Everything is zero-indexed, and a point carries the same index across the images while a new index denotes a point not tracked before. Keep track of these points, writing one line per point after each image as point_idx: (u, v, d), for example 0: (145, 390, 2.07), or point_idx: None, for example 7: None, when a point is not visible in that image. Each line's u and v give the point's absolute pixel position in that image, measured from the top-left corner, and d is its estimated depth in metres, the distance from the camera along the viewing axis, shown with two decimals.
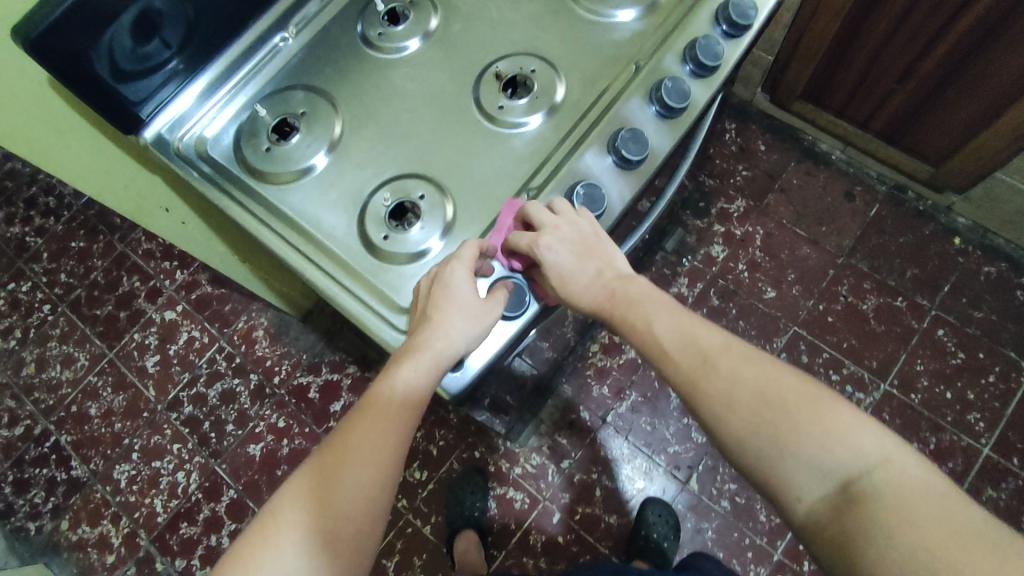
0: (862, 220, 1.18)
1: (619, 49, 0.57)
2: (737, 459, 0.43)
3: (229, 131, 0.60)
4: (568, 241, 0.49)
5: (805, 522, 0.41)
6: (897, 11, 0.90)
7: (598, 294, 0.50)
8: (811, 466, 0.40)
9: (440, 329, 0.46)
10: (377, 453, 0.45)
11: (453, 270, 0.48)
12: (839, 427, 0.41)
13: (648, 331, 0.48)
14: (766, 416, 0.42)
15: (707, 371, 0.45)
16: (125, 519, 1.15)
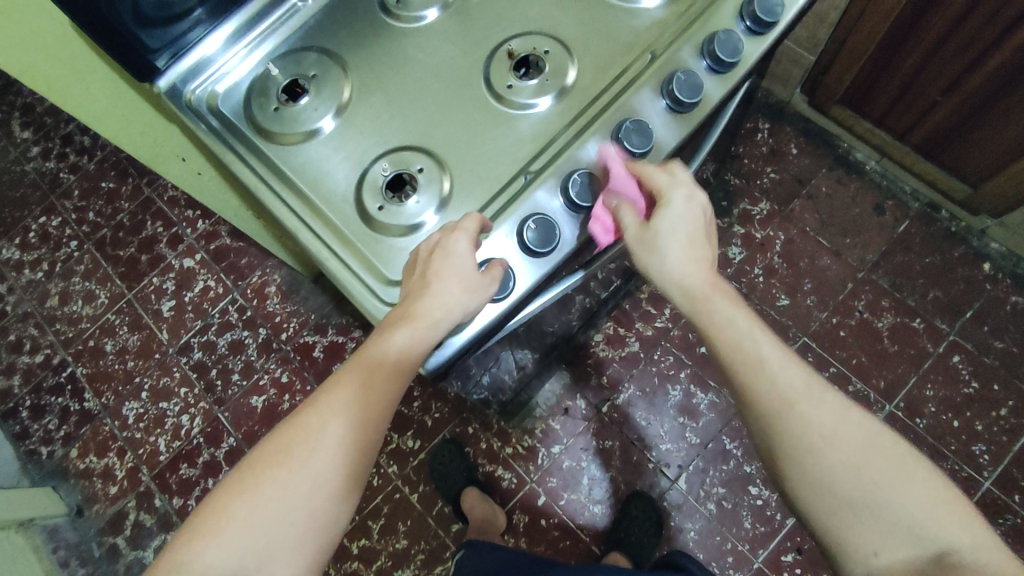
0: (889, 235, 1.14)
1: (637, 37, 0.56)
2: (819, 495, 0.45)
3: (241, 87, 0.60)
4: (690, 213, 0.51)
5: (875, 572, 0.43)
6: (950, 18, 0.86)
7: (700, 272, 0.50)
8: (902, 523, 0.43)
9: (438, 296, 0.46)
10: (353, 415, 0.47)
11: (456, 238, 0.48)
12: (919, 484, 0.44)
13: (755, 356, 0.48)
14: (864, 462, 0.44)
15: (810, 406, 0.46)
16: (129, 454, 1.20)
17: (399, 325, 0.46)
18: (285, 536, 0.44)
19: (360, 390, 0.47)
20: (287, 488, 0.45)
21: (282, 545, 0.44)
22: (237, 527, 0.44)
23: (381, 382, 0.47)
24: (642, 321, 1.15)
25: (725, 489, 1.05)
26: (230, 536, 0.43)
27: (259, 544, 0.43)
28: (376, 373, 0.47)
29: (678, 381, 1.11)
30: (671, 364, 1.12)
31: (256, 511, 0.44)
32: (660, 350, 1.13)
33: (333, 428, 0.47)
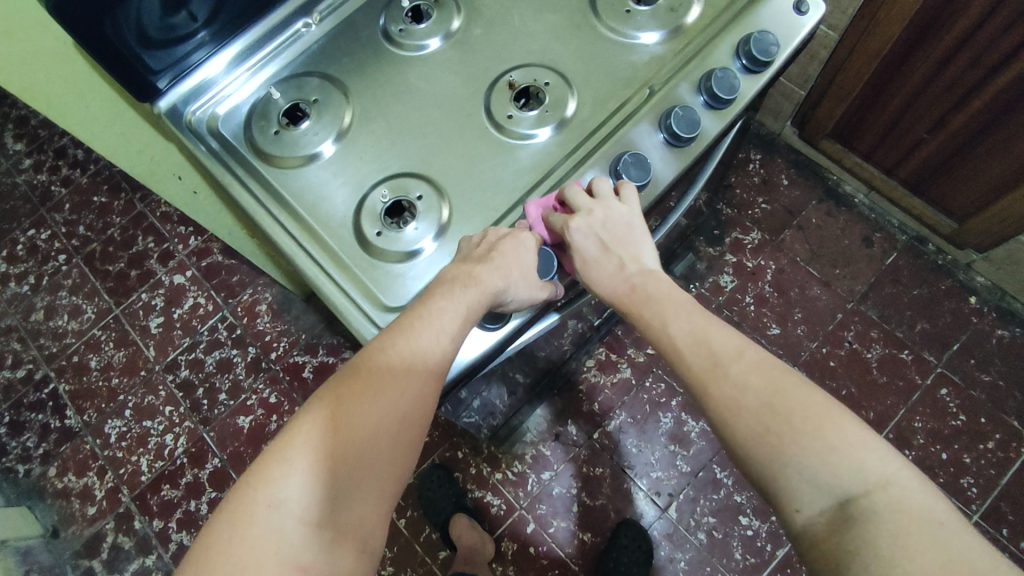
0: (877, 267, 1.16)
1: (635, 72, 0.57)
2: (744, 462, 0.43)
3: (242, 110, 0.61)
4: (599, 228, 0.50)
5: (801, 532, 0.40)
6: (936, 60, 0.88)
7: (619, 287, 0.49)
8: (810, 479, 0.40)
9: (501, 270, 0.48)
10: (414, 372, 0.45)
11: (524, 233, 0.51)
12: (847, 440, 0.40)
13: (661, 326, 0.48)
14: (768, 425, 0.42)
15: (719, 374, 0.44)
16: (110, 474, 1.17)
17: (461, 287, 0.47)
18: (353, 497, 0.42)
19: (415, 350, 0.46)
20: (344, 448, 0.42)
21: (350, 507, 0.42)
22: (300, 485, 0.41)
23: (439, 340, 0.46)
24: (634, 347, 1.15)
25: (715, 518, 1.04)
26: (293, 495, 0.41)
27: (327, 504, 0.41)
28: (431, 334, 0.46)
29: (669, 409, 1.11)
30: (663, 391, 1.12)
31: (317, 469, 0.42)
32: (651, 377, 1.13)
33: (391, 387, 0.45)
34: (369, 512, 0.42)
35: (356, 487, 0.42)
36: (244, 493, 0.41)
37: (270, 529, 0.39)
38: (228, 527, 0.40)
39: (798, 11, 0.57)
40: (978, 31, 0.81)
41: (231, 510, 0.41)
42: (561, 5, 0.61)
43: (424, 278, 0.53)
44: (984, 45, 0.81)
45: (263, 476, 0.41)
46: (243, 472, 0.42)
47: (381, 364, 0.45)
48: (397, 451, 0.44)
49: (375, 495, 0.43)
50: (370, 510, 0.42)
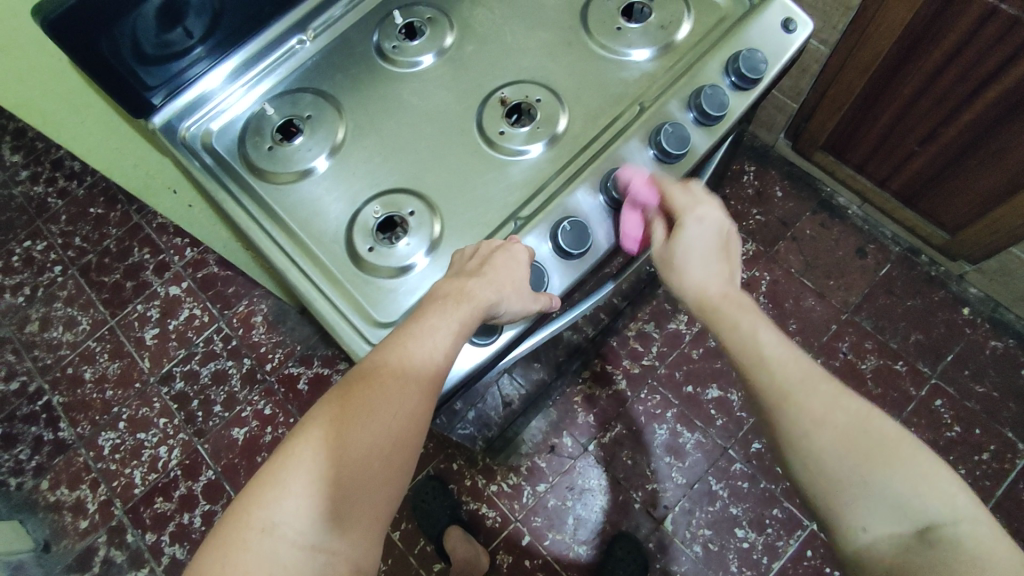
0: (871, 278, 1.17)
1: (626, 89, 0.58)
2: (815, 477, 0.44)
3: (235, 126, 0.61)
4: (711, 231, 0.51)
5: (863, 550, 0.42)
6: (925, 73, 0.90)
7: (712, 289, 0.50)
8: (892, 504, 0.41)
9: (491, 285, 0.48)
10: (406, 392, 0.45)
11: (516, 246, 0.51)
12: (924, 471, 0.42)
13: (747, 336, 0.48)
14: (853, 445, 0.43)
15: (804, 389, 0.46)
16: (103, 486, 1.17)
17: (453, 304, 0.47)
18: (347, 518, 0.42)
19: (407, 369, 0.45)
20: (339, 469, 0.43)
21: (344, 527, 0.42)
22: (294, 508, 0.42)
23: (431, 359, 0.46)
24: (629, 359, 1.15)
25: (711, 530, 1.04)
26: (287, 518, 0.41)
27: (320, 526, 0.42)
28: (423, 352, 0.46)
29: (665, 420, 1.11)
30: (658, 403, 1.12)
31: (310, 492, 0.42)
32: (646, 389, 1.13)
33: (384, 407, 0.45)
34: (363, 532, 0.43)
35: (349, 509, 0.43)
36: (240, 515, 0.42)
37: (265, 552, 0.40)
38: (225, 550, 0.41)
39: (786, 29, 0.58)
40: (966, 47, 0.82)
41: (228, 532, 0.42)
42: (553, 22, 0.62)
43: (416, 292, 0.53)
44: (972, 60, 0.82)
45: (258, 499, 0.42)
46: (240, 494, 0.43)
47: (373, 384, 0.45)
48: (391, 471, 0.44)
49: (369, 516, 0.43)
50: (364, 531, 0.43)
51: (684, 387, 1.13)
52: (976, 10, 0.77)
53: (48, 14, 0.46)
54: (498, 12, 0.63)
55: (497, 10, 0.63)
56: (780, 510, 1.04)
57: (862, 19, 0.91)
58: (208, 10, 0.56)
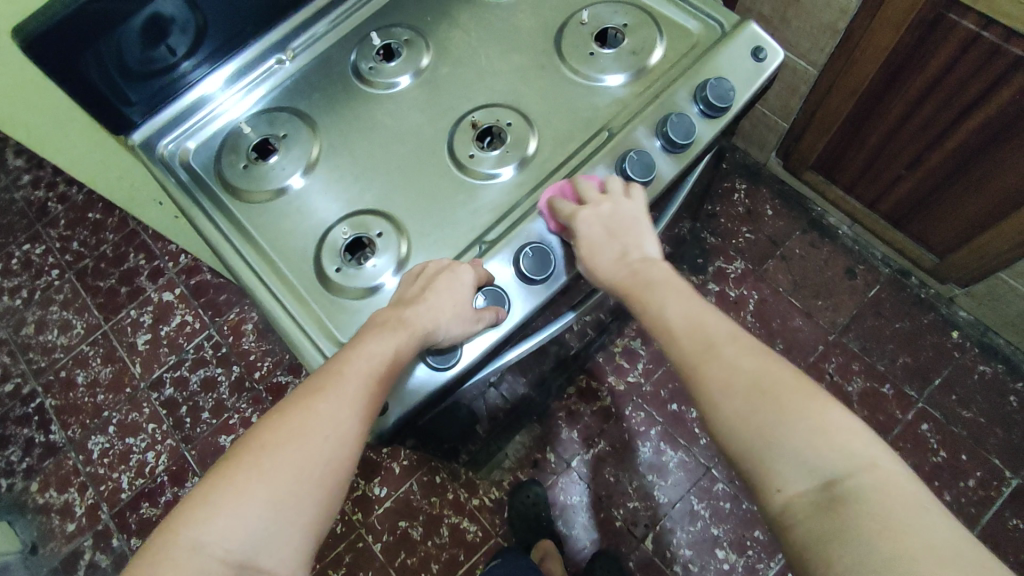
0: (860, 299, 1.16)
1: (596, 114, 0.58)
2: (726, 443, 0.43)
3: (212, 143, 0.62)
4: (603, 221, 0.52)
5: (780, 514, 0.40)
6: (910, 99, 0.90)
7: (622, 272, 0.50)
8: (792, 458, 0.40)
9: (430, 311, 0.48)
10: (342, 412, 0.45)
11: (462, 267, 0.51)
12: (831, 420, 0.41)
13: (651, 307, 0.49)
14: (755, 404, 0.42)
15: (710, 354, 0.45)
16: (91, 490, 1.18)
17: (389, 331, 0.47)
18: (276, 538, 0.42)
19: (342, 393, 0.46)
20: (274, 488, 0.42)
21: (271, 547, 0.42)
22: (221, 528, 0.41)
23: (367, 383, 0.46)
24: (615, 375, 1.15)
25: (692, 551, 1.03)
26: (213, 538, 0.41)
27: (248, 546, 0.41)
28: (358, 375, 0.46)
29: (648, 437, 1.11)
30: (642, 420, 1.12)
31: (240, 510, 0.42)
32: (631, 406, 1.13)
33: (318, 429, 0.45)
34: (292, 553, 0.42)
35: (278, 529, 0.42)
36: (167, 536, 0.41)
37: (188, 572, 0.40)
38: (147, 570, 0.40)
39: (756, 57, 0.58)
40: (949, 72, 0.82)
41: (153, 550, 0.41)
42: (527, 46, 0.62)
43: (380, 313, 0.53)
44: (955, 87, 0.83)
45: (185, 520, 0.41)
46: (168, 515, 0.42)
47: (308, 408, 0.45)
48: (324, 492, 0.44)
49: (299, 536, 0.43)
50: (294, 550, 0.42)
51: (669, 405, 1.12)
52: (958, 38, 0.78)
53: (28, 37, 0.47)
54: (474, 35, 0.64)
55: (473, 34, 0.64)
56: (761, 532, 1.03)
57: (848, 42, 0.92)
58: (190, 31, 0.58)
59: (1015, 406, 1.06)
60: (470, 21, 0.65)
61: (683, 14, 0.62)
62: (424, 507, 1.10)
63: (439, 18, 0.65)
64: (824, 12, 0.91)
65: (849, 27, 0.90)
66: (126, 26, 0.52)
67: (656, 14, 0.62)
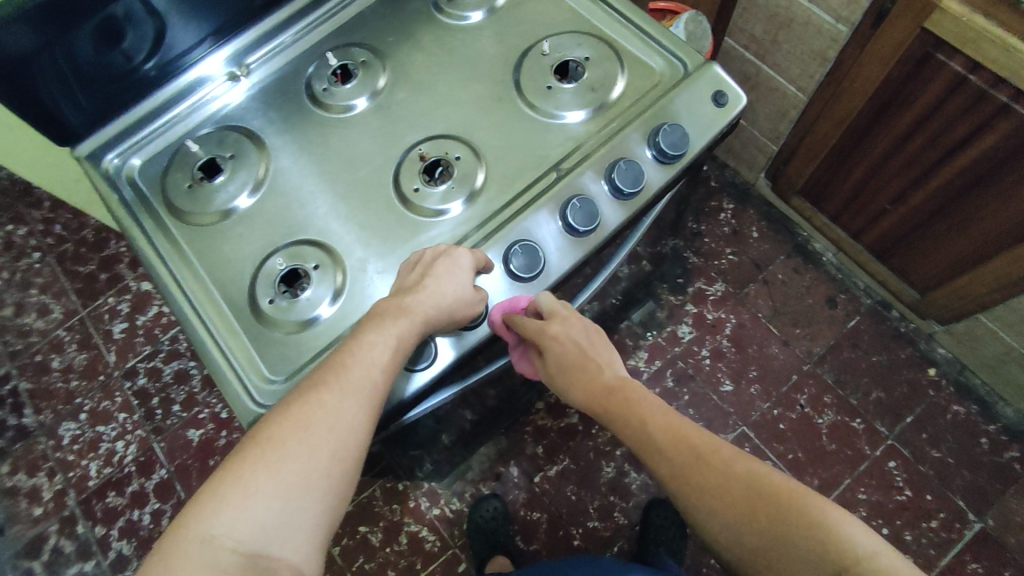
0: (838, 329, 1.14)
1: (548, 151, 0.57)
2: (732, 552, 0.44)
3: (160, 160, 0.61)
4: (574, 337, 0.52)
5: None
6: (896, 135, 0.87)
7: (597, 391, 0.51)
8: (799, 561, 0.40)
9: (431, 298, 0.48)
10: (345, 408, 0.45)
11: (461, 253, 0.51)
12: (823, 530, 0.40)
13: (640, 423, 0.49)
14: (749, 508, 0.43)
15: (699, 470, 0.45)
16: (59, 476, 1.19)
17: (390, 321, 0.48)
18: (288, 529, 0.41)
19: (347, 386, 0.45)
20: (282, 483, 0.42)
21: (285, 538, 0.41)
22: (233, 519, 0.41)
23: (373, 378, 0.46)
24: None
25: None
26: (227, 530, 0.40)
27: (261, 536, 0.41)
28: (362, 369, 0.46)
29: (613, 458, 1.10)
30: (609, 440, 1.11)
31: (250, 502, 0.41)
32: (598, 425, 1.12)
33: (323, 421, 0.44)
34: (306, 543, 0.42)
35: (290, 520, 0.41)
36: (176, 532, 0.40)
37: (201, 566, 0.39)
38: (161, 568, 0.39)
39: (716, 102, 0.56)
40: (934, 113, 0.79)
41: (162, 551, 0.40)
42: (486, 74, 0.60)
43: (311, 348, 0.52)
44: (940, 127, 0.80)
45: (194, 514, 0.41)
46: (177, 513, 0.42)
47: (311, 402, 0.45)
48: (334, 482, 0.44)
49: (311, 526, 0.42)
50: (308, 540, 0.42)
51: None
52: (944, 80, 0.75)
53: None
54: (432, 60, 0.62)
55: (433, 57, 0.62)
56: (718, 559, 1.03)
57: (838, 72, 0.89)
58: (147, 42, 0.58)
59: (985, 449, 1.05)
60: (431, 44, 0.63)
61: (647, 50, 0.60)
62: (385, 514, 1.10)
63: (400, 39, 0.63)
64: (815, 38, 0.88)
65: (839, 55, 0.87)
66: (76, 31, 0.51)
67: (619, 48, 0.60)
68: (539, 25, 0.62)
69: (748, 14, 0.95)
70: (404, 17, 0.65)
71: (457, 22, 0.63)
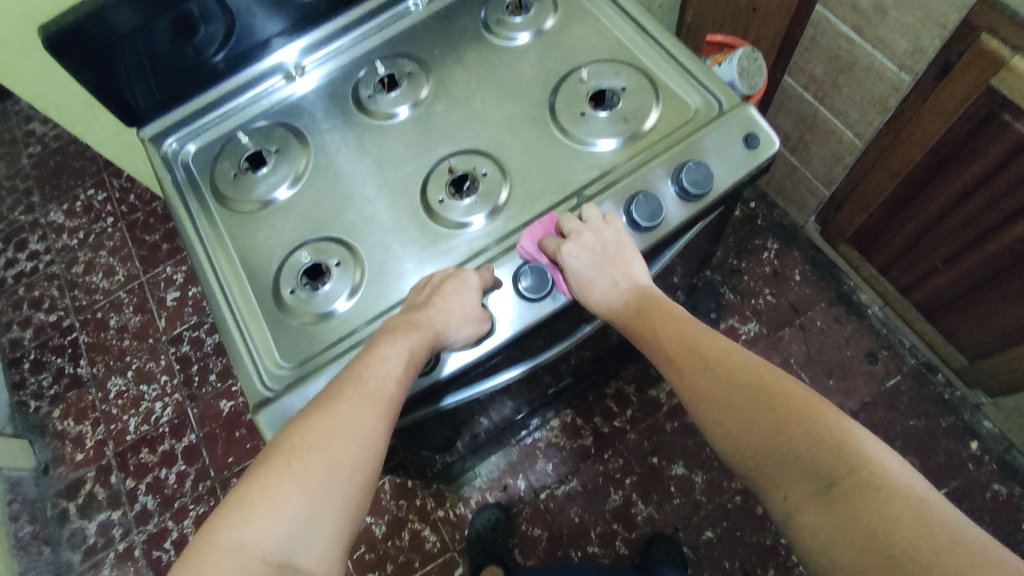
0: (875, 387, 1.09)
1: (573, 176, 0.58)
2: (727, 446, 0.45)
3: (213, 148, 0.66)
4: (592, 245, 0.53)
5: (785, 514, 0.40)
6: (954, 194, 0.83)
7: (615, 300, 0.53)
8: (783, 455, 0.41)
9: (440, 312, 0.50)
10: (364, 418, 0.46)
11: (468, 273, 0.53)
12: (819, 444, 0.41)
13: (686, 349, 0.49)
14: (746, 403, 0.44)
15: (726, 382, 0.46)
16: (102, 427, 1.28)
17: (402, 333, 0.49)
18: (312, 537, 0.41)
19: (366, 397, 0.47)
20: (307, 491, 0.42)
21: (309, 546, 0.41)
22: (262, 528, 0.41)
23: (390, 391, 0.47)
24: (601, 416, 1.14)
25: None
26: (253, 537, 0.40)
27: (288, 544, 0.41)
28: (378, 380, 0.47)
29: (621, 485, 1.09)
30: (619, 467, 1.10)
31: (277, 510, 0.41)
32: (611, 451, 1.11)
33: (344, 429, 0.45)
34: (330, 552, 0.42)
35: (316, 527, 0.42)
36: (203, 540, 0.40)
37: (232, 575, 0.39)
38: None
39: (747, 144, 0.56)
40: (997, 173, 0.76)
41: (190, 559, 0.40)
42: (524, 96, 0.62)
43: (322, 339, 0.55)
44: (1003, 191, 0.76)
45: (222, 522, 0.41)
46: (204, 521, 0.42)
47: (330, 411, 0.46)
48: (356, 491, 0.44)
49: (334, 535, 0.42)
50: (332, 549, 0.42)
51: (650, 457, 1.10)
52: (1008, 141, 0.72)
53: (53, 32, 0.53)
54: (474, 77, 0.64)
55: (475, 74, 0.64)
56: None
57: (898, 121, 0.86)
58: (217, 39, 0.63)
59: None
60: (475, 61, 0.65)
61: (685, 85, 0.60)
62: (391, 508, 1.12)
63: (447, 54, 0.66)
64: (876, 85, 0.85)
65: (900, 105, 0.84)
66: (154, 22, 0.57)
67: (657, 80, 0.60)
68: (581, 52, 0.63)
69: (810, 54, 0.93)
70: (453, 33, 0.67)
71: (503, 43, 0.65)
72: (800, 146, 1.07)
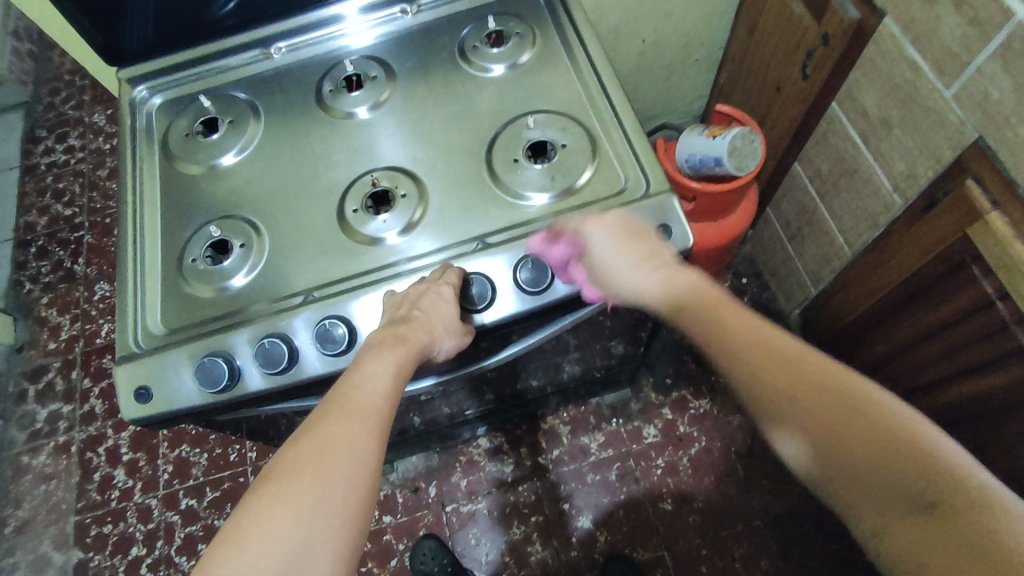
0: (807, 500, 1.04)
1: (485, 221, 0.57)
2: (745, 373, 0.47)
3: (177, 104, 0.69)
4: (627, 236, 0.52)
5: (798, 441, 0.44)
6: (919, 329, 0.78)
7: (654, 288, 0.51)
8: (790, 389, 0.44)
9: (423, 328, 0.50)
10: (354, 434, 0.45)
11: (445, 285, 0.52)
12: (932, 461, 0.39)
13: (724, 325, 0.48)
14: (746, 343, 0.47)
15: (788, 366, 0.45)
16: (78, 324, 1.35)
17: (389, 348, 0.49)
18: (313, 562, 0.40)
19: (353, 413, 0.46)
20: (302, 517, 0.41)
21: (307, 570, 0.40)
22: (255, 560, 0.39)
23: (378, 407, 0.47)
24: (528, 449, 1.13)
25: None
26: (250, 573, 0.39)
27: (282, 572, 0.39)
28: (365, 395, 0.47)
29: (525, 521, 1.08)
30: (530, 503, 1.09)
31: (272, 541, 0.40)
32: (526, 485, 1.11)
33: (332, 447, 0.44)
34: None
35: (310, 551, 0.40)
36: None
37: None
38: None
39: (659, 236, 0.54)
40: (957, 324, 0.71)
41: None
42: (471, 130, 0.62)
43: (203, 314, 0.57)
44: (961, 341, 0.71)
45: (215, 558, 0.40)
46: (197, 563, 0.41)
47: (319, 432, 0.45)
48: (354, 509, 0.43)
49: (334, 556, 0.41)
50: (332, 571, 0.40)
51: (562, 502, 1.09)
52: (970, 295, 0.67)
53: None
54: (432, 97, 0.64)
55: (434, 94, 0.65)
56: None
57: (883, 242, 0.81)
58: None
59: None
60: (439, 81, 0.65)
61: (623, 159, 0.58)
62: None
63: (416, 68, 0.66)
64: (871, 199, 0.81)
65: (888, 225, 0.79)
66: None
67: (599, 147, 0.59)
68: (540, 98, 0.62)
69: (819, 148, 0.89)
70: (431, 50, 0.67)
71: (472, 70, 0.65)
72: (797, 236, 1.03)
